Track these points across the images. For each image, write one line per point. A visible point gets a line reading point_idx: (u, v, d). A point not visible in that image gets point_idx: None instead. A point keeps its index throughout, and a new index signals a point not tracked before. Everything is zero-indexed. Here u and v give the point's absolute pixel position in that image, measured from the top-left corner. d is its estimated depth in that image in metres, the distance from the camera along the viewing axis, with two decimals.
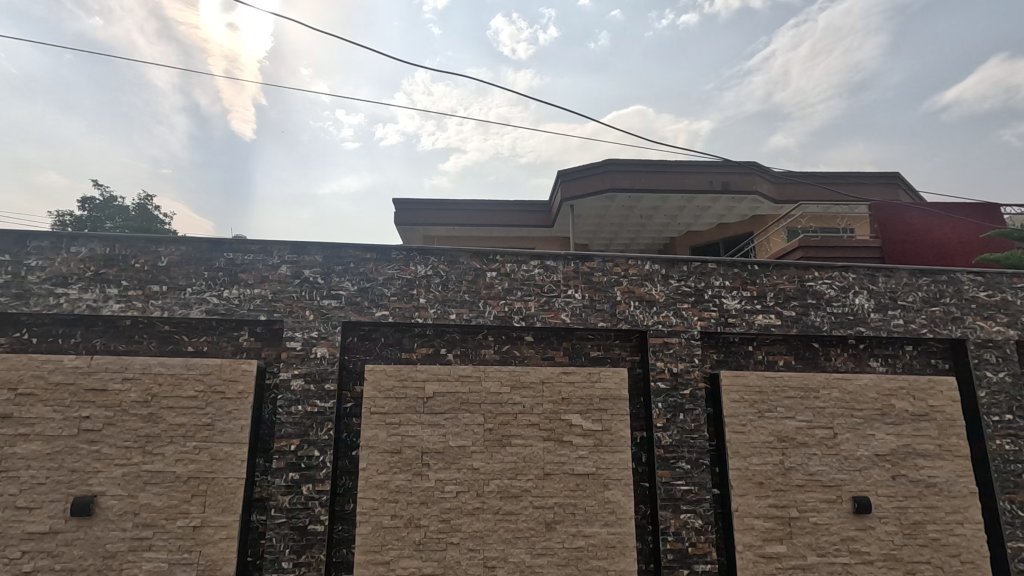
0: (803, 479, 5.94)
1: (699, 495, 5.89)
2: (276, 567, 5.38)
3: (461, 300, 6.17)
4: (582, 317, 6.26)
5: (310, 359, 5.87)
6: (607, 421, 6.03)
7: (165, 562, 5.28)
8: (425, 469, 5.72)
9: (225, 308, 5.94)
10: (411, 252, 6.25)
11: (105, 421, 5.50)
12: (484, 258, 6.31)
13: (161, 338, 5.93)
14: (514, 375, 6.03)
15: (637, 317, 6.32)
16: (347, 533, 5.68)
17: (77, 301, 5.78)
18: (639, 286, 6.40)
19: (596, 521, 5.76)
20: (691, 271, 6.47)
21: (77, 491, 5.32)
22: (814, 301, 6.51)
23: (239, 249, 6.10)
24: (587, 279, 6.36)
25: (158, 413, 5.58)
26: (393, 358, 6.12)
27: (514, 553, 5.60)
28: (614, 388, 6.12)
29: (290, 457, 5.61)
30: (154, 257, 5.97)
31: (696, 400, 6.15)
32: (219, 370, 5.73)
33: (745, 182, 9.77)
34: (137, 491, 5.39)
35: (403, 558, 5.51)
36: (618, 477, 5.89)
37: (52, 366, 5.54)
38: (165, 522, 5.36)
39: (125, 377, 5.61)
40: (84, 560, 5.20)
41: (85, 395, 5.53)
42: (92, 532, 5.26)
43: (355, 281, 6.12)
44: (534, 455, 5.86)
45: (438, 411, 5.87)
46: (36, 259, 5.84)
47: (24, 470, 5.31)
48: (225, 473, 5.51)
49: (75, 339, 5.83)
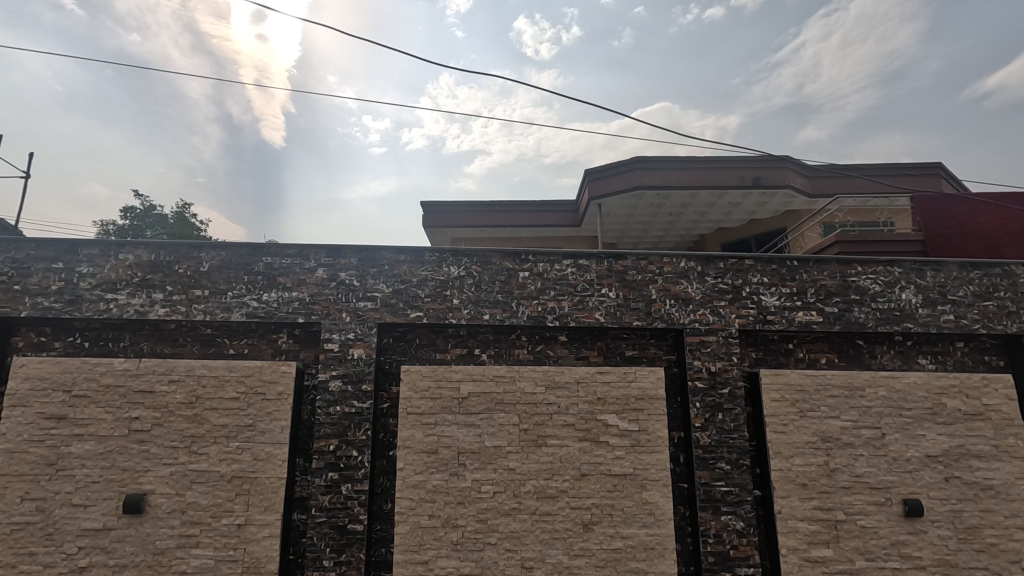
0: (849, 481, 5.76)
1: (740, 496, 5.76)
2: (317, 566, 5.47)
3: (494, 301, 6.17)
4: (616, 317, 6.19)
5: (347, 360, 5.96)
6: (643, 421, 5.94)
7: (212, 559, 5.42)
8: (462, 469, 5.74)
9: (264, 311, 6.07)
10: (444, 253, 6.29)
11: (153, 422, 5.69)
12: (516, 258, 6.30)
13: (204, 341, 6.11)
14: (549, 375, 6.00)
15: (673, 315, 6.22)
16: (386, 533, 5.74)
17: (126, 306, 5.99)
18: (675, 284, 6.30)
19: (634, 522, 5.68)
20: (727, 267, 6.35)
21: (128, 489, 5.52)
22: (858, 297, 6.30)
23: (277, 253, 6.23)
24: (621, 277, 6.30)
25: (202, 414, 5.74)
26: (428, 358, 6.17)
27: (552, 554, 5.58)
28: (651, 388, 6.04)
29: (329, 457, 5.70)
30: (196, 262, 6.14)
31: (735, 398, 6.02)
32: (260, 372, 5.85)
33: (778, 176, 9.53)
34: (184, 490, 5.55)
35: (440, 558, 5.54)
36: (656, 477, 5.81)
37: (104, 369, 5.76)
38: (211, 520, 5.50)
39: (171, 379, 5.79)
40: (135, 557, 5.38)
41: (134, 396, 5.73)
42: (143, 529, 5.44)
43: (389, 283, 6.19)
44: (571, 456, 5.82)
45: (474, 411, 5.88)
46: (87, 266, 6.07)
47: (79, 469, 5.53)
48: (267, 473, 5.62)
49: (124, 343, 6.05)
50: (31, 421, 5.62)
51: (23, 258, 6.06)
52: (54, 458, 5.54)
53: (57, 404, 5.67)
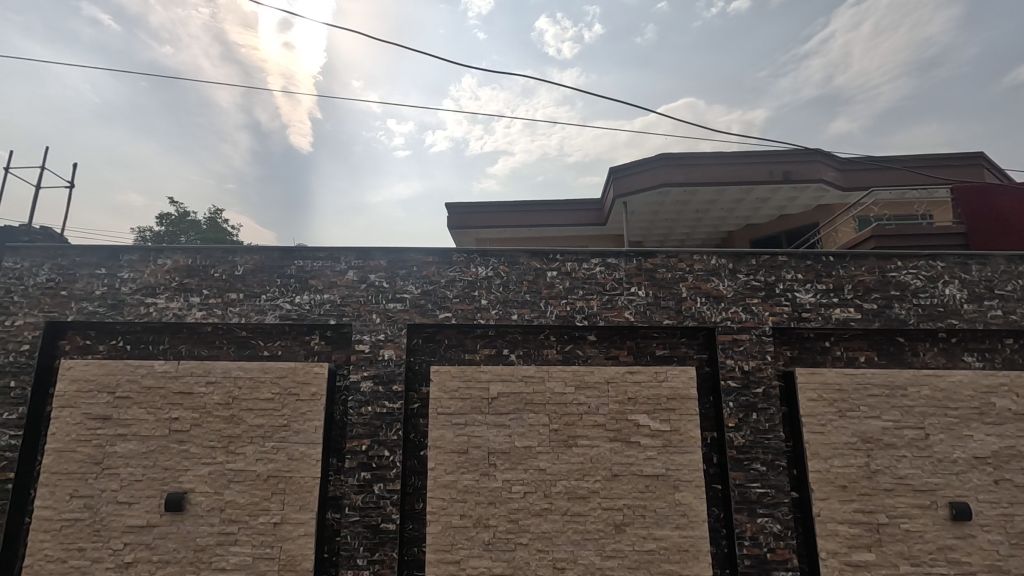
0: (892, 483, 5.57)
1: (777, 498, 5.63)
2: (351, 564, 5.54)
3: (523, 301, 6.17)
4: (646, 315, 6.12)
5: (378, 361, 6.02)
6: (675, 421, 5.86)
7: (250, 557, 5.53)
8: (492, 469, 5.75)
9: (297, 314, 6.18)
10: (472, 253, 6.30)
11: (192, 422, 5.84)
12: (544, 257, 6.29)
13: (239, 343, 6.25)
14: (578, 375, 5.97)
15: (704, 314, 6.12)
16: (418, 532, 5.79)
17: (165, 310, 6.17)
18: (705, 281, 6.20)
19: (667, 524, 5.61)
20: (760, 264, 6.22)
21: (170, 487, 5.68)
22: (898, 293, 6.10)
23: (309, 256, 6.33)
24: (650, 276, 6.22)
25: (239, 415, 5.87)
26: (457, 359, 6.19)
27: (583, 555, 5.54)
28: (683, 387, 5.95)
29: (361, 457, 5.77)
30: (232, 266, 6.29)
31: (770, 398, 5.88)
32: (293, 373, 5.96)
33: (809, 171, 9.28)
34: (222, 489, 5.68)
35: (472, 558, 5.55)
36: (689, 478, 5.71)
37: (145, 371, 5.95)
38: (248, 518, 5.62)
39: (208, 380, 5.94)
40: (177, 553, 5.53)
41: (173, 397, 5.89)
42: (184, 526, 5.60)
43: (418, 284, 6.24)
44: (601, 456, 5.77)
45: (503, 411, 5.88)
46: (128, 271, 6.27)
47: (123, 468, 5.72)
48: (301, 472, 5.72)
49: (164, 346, 6.23)
50: (79, 421, 5.84)
51: (68, 265, 6.30)
52: (100, 457, 5.75)
53: (102, 405, 5.88)
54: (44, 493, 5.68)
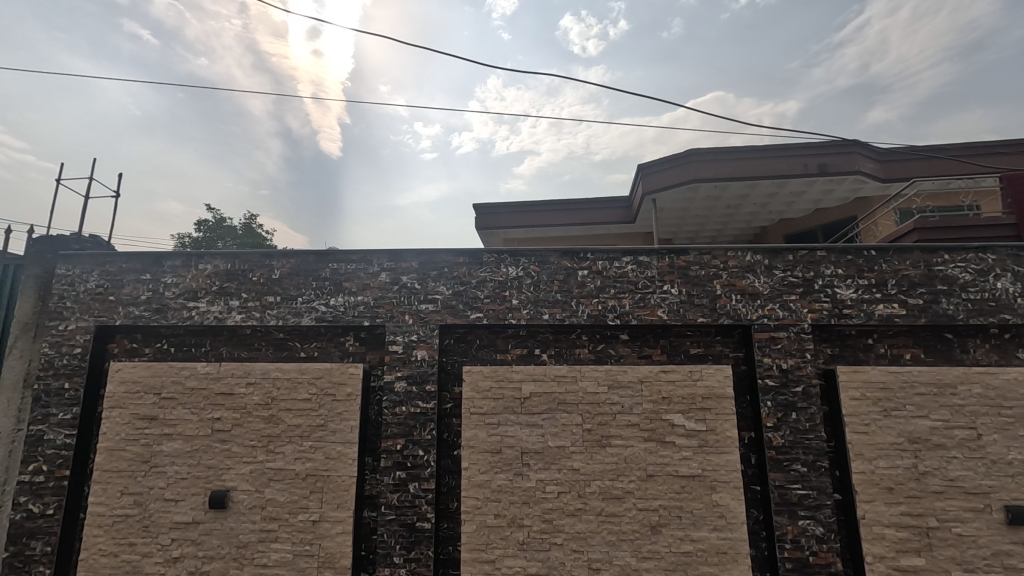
0: (941, 485, 5.36)
1: (819, 500, 5.47)
2: (388, 562, 5.62)
3: (554, 300, 6.15)
4: (679, 314, 6.03)
5: (411, 362, 6.09)
6: (711, 421, 5.75)
7: (290, 554, 5.66)
8: (526, 469, 5.75)
9: (332, 315, 6.30)
10: (502, 254, 6.32)
11: (233, 422, 6.01)
12: (575, 256, 6.26)
13: (277, 345, 6.41)
14: (611, 374, 5.92)
15: (739, 311, 5.99)
16: (453, 531, 5.83)
17: (206, 313, 6.37)
18: (740, 278, 6.08)
19: (704, 525, 5.51)
20: (797, 260, 6.06)
21: (213, 485, 5.86)
22: (946, 287, 5.86)
23: (342, 259, 6.45)
24: (683, 273, 6.13)
25: (278, 414, 6.01)
26: (489, 359, 6.21)
27: (619, 556, 5.49)
28: (718, 386, 5.84)
29: (396, 456, 5.85)
30: (269, 270, 6.45)
31: (810, 397, 5.72)
32: (329, 374, 6.07)
33: (845, 163, 8.94)
34: (263, 487, 5.83)
35: (507, 558, 5.56)
36: (726, 479, 5.60)
37: (188, 373, 6.16)
38: (288, 516, 5.75)
39: (248, 382, 6.10)
40: (222, 549, 5.70)
41: (215, 398, 6.08)
42: (227, 523, 5.76)
43: (449, 285, 6.28)
44: (636, 456, 5.71)
45: (536, 411, 5.88)
46: (171, 276, 6.49)
47: (170, 466, 5.93)
48: (338, 471, 5.83)
49: (206, 348, 6.44)
50: (128, 421, 6.09)
51: (116, 271, 6.57)
52: (148, 456, 5.97)
53: (149, 405, 6.11)
54: (98, 490, 5.93)
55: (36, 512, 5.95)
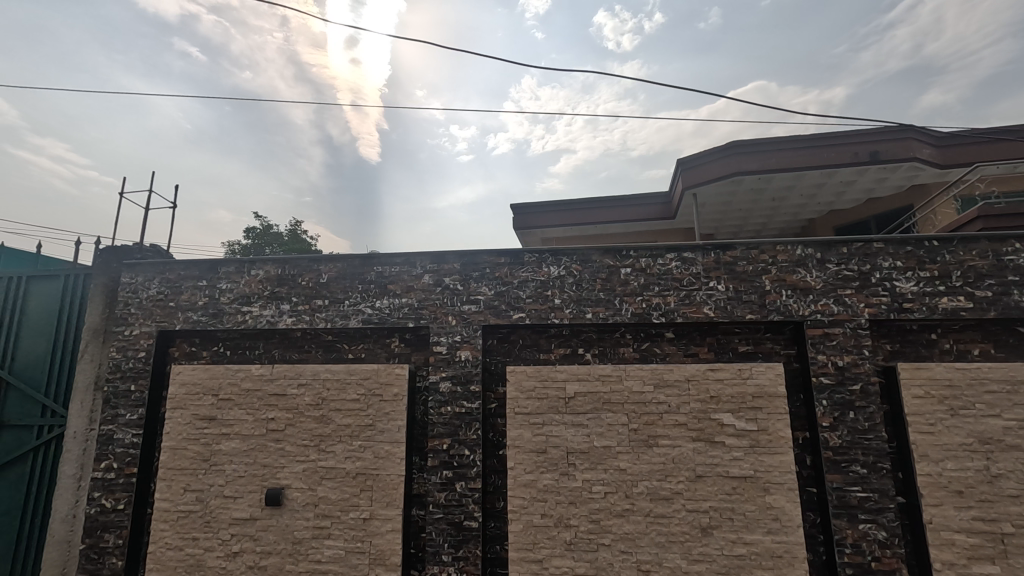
0: (1017, 489, 5.04)
1: (881, 504, 5.23)
2: (437, 560, 5.70)
3: (597, 299, 6.10)
4: (727, 311, 5.88)
5: (455, 362, 6.16)
6: (763, 421, 5.57)
7: (343, 550, 5.81)
8: (572, 469, 5.72)
9: (378, 317, 6.43)
10: (544, 254, 6.31)
11: (286, 422, 6.22)
12: (617, 254, 6.19)
13: (326, 347, 6.59)
14: (656, 373, 5.83)
15: (791, 307, 5.80)
16: (500, 530, 5.86)
17: (259, 317, 6.60)
18: (791, 273, 5.87)
19: (757, 528, 5.35)
20: (852, 252, 5.82)
21: (269, 483, 6.08)
22: (1017, 278, 5.50)
23: (386, 262, 6.57)
24: (730, 269, 5.97)
25: (328, 414, 6.18)
26: (532, 359, 6.22)
27: (669, 558, 5.40)
28: (770, 385, 5.65)
29: (443, 456, 5.92)
30: (317, 275, 6.64)
31: (869, 396, 5.48)
32: (376, 374, 6.20)
33: (900, 149, 8.45)
34: (316, 485, 6.01)
35: (555, 558, 5.55)
36: (780, 481, 5.42)
37: (244, 374, 6.41)
38: (340, 513, 5.90)
39: (300, 383, 6.30)
40: (278, 544, 5.91)
41: (269, 399, 6.30)
42: (283, 520, 5.96)
43: (491, 286, 6.32)
44: (684, 457, 5.60)
45: (581, 411, 5.84)
46: (225, 282, 6.77)
47: (228, 465, 6.19)
48: (387, 470, 5.94)
49: (259, 351, 6.68)
50: (189, 421, 6.38)
51: (175, 278, 6.89)
52: (208, 454, 6.24)
53: (207, 406, 6.39)
54: (163, 486, 6.25)
55: (108, 507, 6.32)
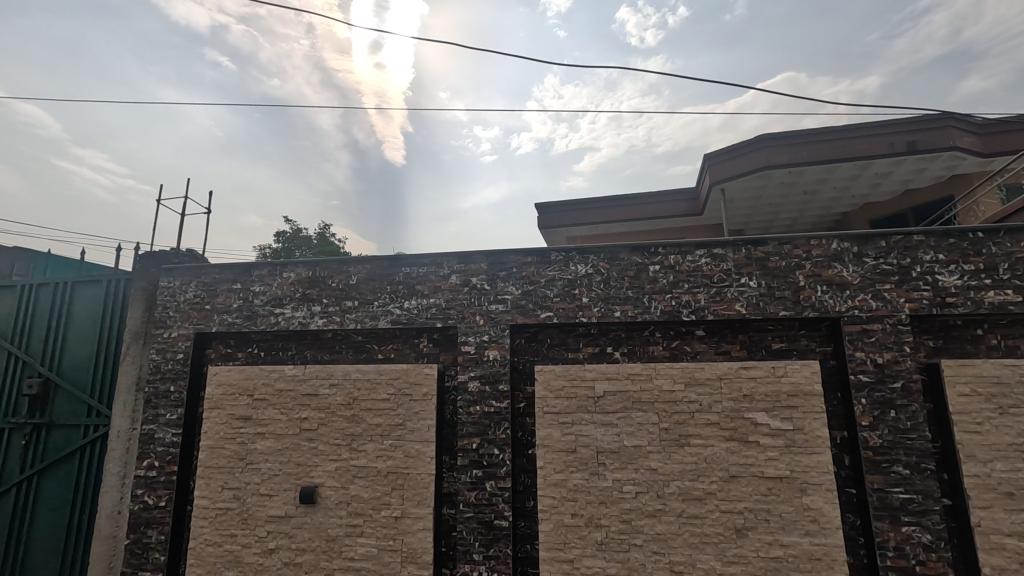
0: None
1: (925, 506, 5.05)
2: (468, 559, 5.72)
3: (625, 297, 6.04)
4: (760, 307, 5.75)
5: (483, 362, 6.17)
6: (799, 420, 5.43)
7: (375, 548, 5.88)
8: (602, 468, 5.68)
9: (407, 318, 6.49)
10: (570, 252, 6.27)
11: (319, 421, 6.33)
12: (645, 252, 6.12)
13: (356, 347, 6.68)
14: (687, 371, 5.74)
15: (826, 303, 5.64)
16: (531, 530, 5.85)
17: (291, 319, 6.74)
18: (827, 268, 5.72)
19: (795, 530, 5.22)
20: (891, 246, 5.63)
21: (303, 481, 6.19)
22: None
23: (414, 263, 6.63)
24: (762, 265, 5.85)
25: (360, 414, 6.27)
26: (560, 358, 6.19)
27: (703, 559, 5.31)
28: (806, 383, 5.50)
29: (472, 455, 5.94)
30: (346, 276, 6.74)
31: (911, 394, 5.29)
32: (406, 374, 6.26)
33: (939, 138, 8.11)
34: (348, 483, 6.10)
35: (586, 558, 5.51)
36: (818, 481, 5.27)
37: (277, 375, 6.54)
38: (372, 512, 5.98)
39: (331, 383, 6.40)
40: (312, 542, 6.02)
41: (302, 399, 6.42)
42: (317, 517, 6.07)
43: (518, 285, 6.31)
44: (717, 456, 5.50)
45: (611, 410, 5.79)
46: (259, 285, 6.92)
47: (263, 463, 6.33)
48: (417, 469, 6.00)
49: (291, 352, 6.82)
50: (226, 421, 6.55)
51: (210, 281, 7.08)
52: (244, 453, 6.40)
53: (243, 406, 6.55)
54: (202, 484, 6.43)
55: (150, 504, 6.53)
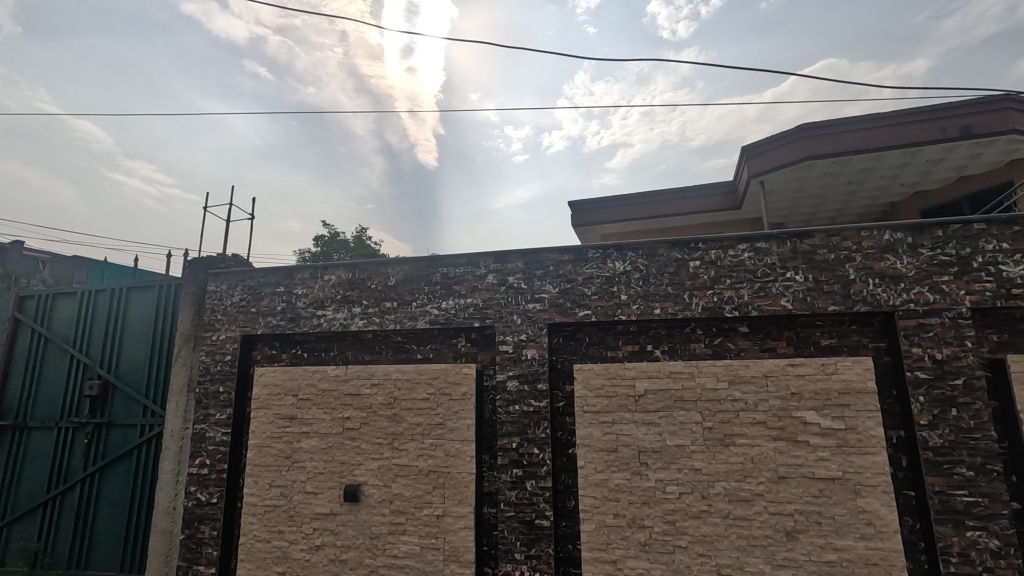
0: None
1: (992, 510, 4.77)
2: (510, 558, 5.73)
3: (665, 294, 5.92)
4: (807, 302, 5.55)
5: (522, 361, 6.16)
6: (851, 419, 5.21)
7: (418, 546, 5.95)
8: (644, 468, 5.58)
9: (445, 318, 6.54)
10: (608, 249, 6.19)
11: (361, 421, 6.44)
12: (685, 247, 5.99)
13: (395, 348, 6.77)
14: (731, 369, 5.59)
15: (879, 297, 5.40)
16: (572, 530, 5.80)
17: (333, 320, 6.88)
18: (879, 260, 5.48)
19: (849, 533, 5.02)
20: (950, 235, 5.34)
21: (346, 479, 6.31)
22: None
23: (451, 264, 6.67)
24: (809, 258, 5.64)
25: (400, 413, 6.35)
26: (599, 357, 6.11)
27: (751, 562, 5.17)
28: (858, 380, 5.27)
29: (512, 454, 5.94)
30: (385, 278, 6.84)
31: (974, 391, 5.01)
32: (445, 374, 6.30)
33: (997, 121, 7.57)
34: (390, 482, 6.18)
35: (630, 558, 5.43)
36: (873, 483, 5.05)
37: (320, 376, 6.69)
38: (414, 510, 6.04)
39: (372, 383, 6.51)
40: (357, 539, 6.13)
41: (344, 399, 6.55)
42: (361, 515, 6.18)
43: (555, 284, 6.27)
44: (764, 456, 5.34)
45: (652, 409, 5.70)
46: (301, 288, 7.09)
47: (309, 462, 6.48)
48: (458, 468, 6.03)
49: (333, 353, 6.95)
50: (272, 420, 6.74)
51: (255, 285, 7.30)
52: (290, 452, 6.57)
53: (288, 406, 6.72)
54: (251, 482, 6.63)
55: (203, 500, 6.78)
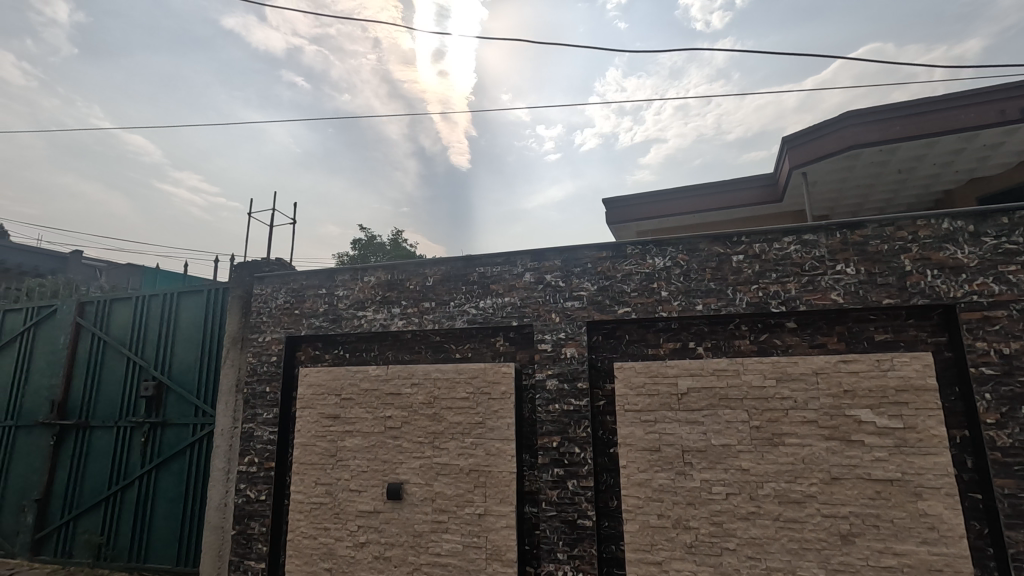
0: None
1: None
2: (552, 558, 5.69)
3: (707, 290, 5.77)
4: (859, 296, 5.32)
5: (561, 360, 6.11)
6: (910, 418, 4.96)
7: (460, 544, 5.97)
8: (688, 468, 5.46)
9: (483, 317, 6.55)
10: (647, 245, 6.08)
11: (402, 420, 6.52)
12: (727, 241, 5.82)
13: (434, 347, 6.81)
14: (779, 366, 5.40)
15: (938, 289, 5.12)
16: (615, 530, 5.71)
17: (373, 321, 6.99)
18: (937, 250, 5.20)
19: (910, 538, 4.78)
20: (1016, 222, 5.01)
21: (389, 478, 6.40)
22: None
23: (487, 263, 6.68)
24: (860, 249, 5.41)
25: (440, 413, 6.39)
26: (640, 354, 6.01)
27: (804, 567, 4.98)
28: (917, 377, 5.01)
29: (553, 453, 5.90)
30: (423, 278, 6.90)
31: None
32: (484, 373, 6.31)
33: None
34: (432, 480, 6.23)
35: (675, 560, 5.32)
36: (935, 485, 4.79)
37: (362, 375, 6.80)
38: (456, 509, 6.07)
39: (413, 382, 6.58)
40: (400, 537, 6.20)
41: (386, 398, 6.64)
42: (404, 513, 6.25)
43: (593, 281, 6.20)
44: (815, 457, 5.13)
45: (695, 407, 5.56)
46: (342, 290, 7.23)
47: (352, 460, 6.60)
48: (499, 467, 6.03)
49: (374, 353, 7.06)
50: (316, 419, 6.89)
51: (298, 287, 7.48)
52: (334, 450, 6.70)
53: (332, 405, 6.86)
54: (297, 480, 6.80)
55: (253, 497, 6.99)
